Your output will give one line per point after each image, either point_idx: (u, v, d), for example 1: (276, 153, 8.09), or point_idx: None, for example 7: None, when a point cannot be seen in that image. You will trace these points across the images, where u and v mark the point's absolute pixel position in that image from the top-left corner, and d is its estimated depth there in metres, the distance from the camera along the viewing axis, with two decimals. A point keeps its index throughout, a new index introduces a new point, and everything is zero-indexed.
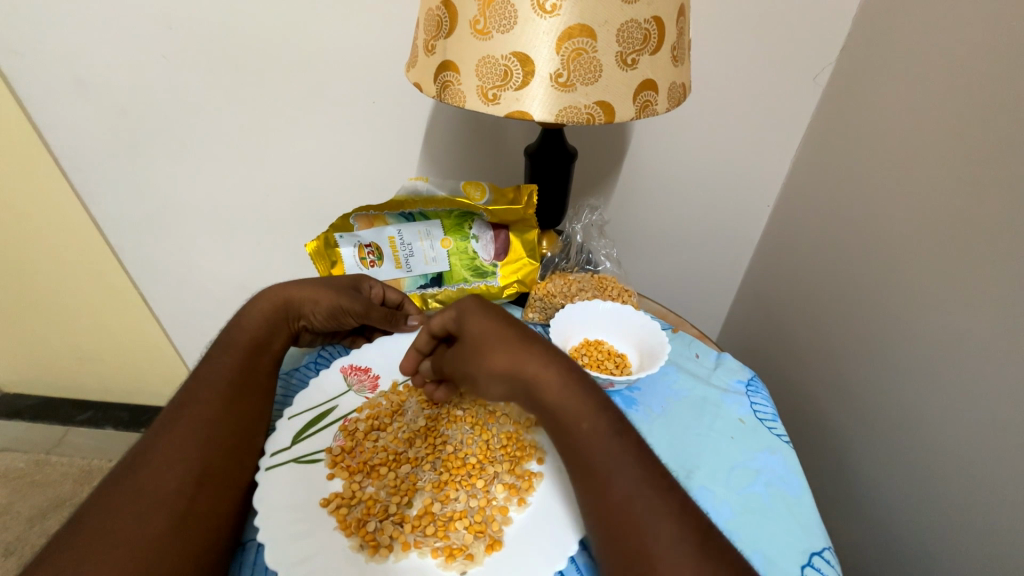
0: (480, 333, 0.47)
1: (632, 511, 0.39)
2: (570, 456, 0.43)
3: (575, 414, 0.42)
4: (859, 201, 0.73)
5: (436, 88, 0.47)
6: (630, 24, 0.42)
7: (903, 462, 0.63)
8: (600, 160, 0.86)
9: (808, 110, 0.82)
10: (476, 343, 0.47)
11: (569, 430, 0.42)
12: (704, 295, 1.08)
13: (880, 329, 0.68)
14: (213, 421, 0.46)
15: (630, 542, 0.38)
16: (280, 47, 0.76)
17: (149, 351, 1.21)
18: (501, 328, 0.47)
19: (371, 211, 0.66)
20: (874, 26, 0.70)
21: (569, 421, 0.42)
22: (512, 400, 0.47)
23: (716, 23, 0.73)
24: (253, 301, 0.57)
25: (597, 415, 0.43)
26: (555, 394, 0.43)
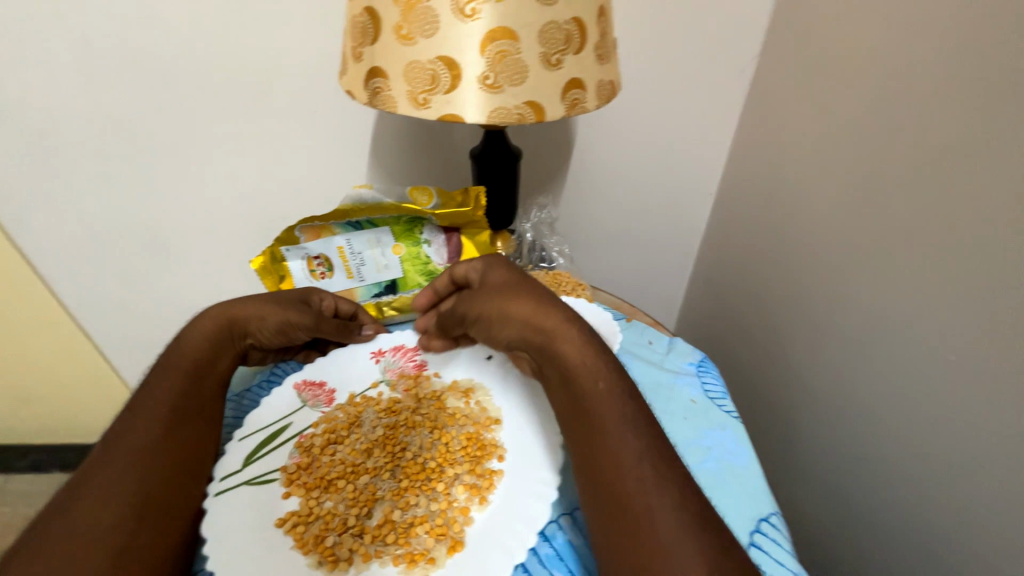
0: (512, 288, 0.50)
1: (621, 456, 0.41)
2: (578, 409, 0.44)
3: (587, 372, 0.45)
4: (790, 186, 0.77)
5: (367, 94, 0.47)
6: (551, 25, 0.43)
7: (845, 426, 0.68)
8: (548, 159, 0.87)
9: (738, 102, 0.87)
10: (504, 296, 0.50)
11: (583, 384, 0.44)
12: (659, 284, 1.11)
13: (815, 305, 0.72)
14: (153, 450, 0.44)
15: (622, 505, 0.40)
16: (214, 60, 0.74)
17: (93, 386, 1.14)
18: (523, 290, 0.50)
19: (317, 222, 0.65)
20: (791, 21, 0.75)
21: (585, 375, 0.44)
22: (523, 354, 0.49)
23: (647, 22, 0.76)
24: (194, 321, 0.55)
25: (613, 377, 0.45)
26: (575, 350, 0.45)
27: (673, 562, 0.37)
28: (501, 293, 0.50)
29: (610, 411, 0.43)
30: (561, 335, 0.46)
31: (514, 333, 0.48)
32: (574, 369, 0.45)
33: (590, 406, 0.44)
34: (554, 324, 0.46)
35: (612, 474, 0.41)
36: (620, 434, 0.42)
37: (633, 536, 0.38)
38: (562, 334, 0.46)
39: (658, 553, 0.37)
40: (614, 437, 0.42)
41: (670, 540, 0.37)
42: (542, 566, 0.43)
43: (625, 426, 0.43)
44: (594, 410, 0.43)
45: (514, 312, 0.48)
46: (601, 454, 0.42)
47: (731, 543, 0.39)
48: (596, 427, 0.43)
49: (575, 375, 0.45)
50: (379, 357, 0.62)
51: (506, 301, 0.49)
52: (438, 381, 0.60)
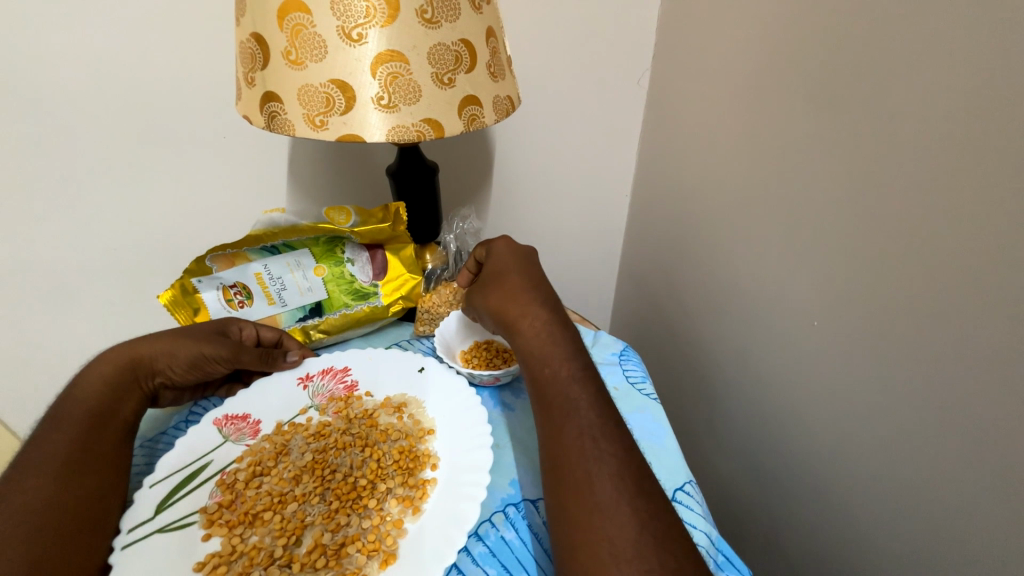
0: (495, 276, 0.61)
1: (574, 407, 0.48)
2: (537, 383, 0.52)
3: (543, 351, 0.53)
4: (688, 184, 0.85)
5: (263, 119, 0.47)
6: (439, 47, 0.45)
7: (759, 395, 0.75)
8: (470, 172, 0.90)
9: (639, 109, 0.95)
10: (489, 284, 0.61)
11: (542, 359, 0.53)
12: (590, 284, 1.17)
13: (722, 289, 0.80)
14: (44, 509, 0.41)
15: (567, 471, 0.44)
16: (108, 89, 0.70)
17: None
18: (500, 281, 0.60)
19: (229, 250, 0.63)
20: (672, 39, 0.84)
21: (543, 353, 0.53)
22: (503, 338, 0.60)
23: (548, 42, 0.81)
24: (91, 366, 0.52)
25: (567, 359, 0.52)
26: (534, 331, 0.55)
27: (600, 501, 0.42)
28: (502, 278, 0.60)
29: (563, 383, 0.50)
30: (541, 315, 0.56)
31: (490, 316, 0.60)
32: (531, 347, 0.54)
33: (547, 380, 0.51)
34: (516, 309, 0.57)
35: (561, 422, 0.48)
36: (577, 390, 0.50)
37: (575, 473, 0.44)
38: (522, 316, 0.56)
39: (591, 488, 0.43)
40: (565, 405, 0.49)
41: (602, 480, 0.43)
42: (477, 566, 0.45)
43: (576, 398, 0.49)
44: (550, 383, 0.51)
45: (489, 299, 0.60)
46: (558, 405, 0.49)
47: (646, 505, 0.42)
48: (552, 397, 0.50)
49: (550, 345, 0.53)
50: (307, 382, 0.61)
51: (502, 286, 0.59)
52: (369, 399, 0.60)
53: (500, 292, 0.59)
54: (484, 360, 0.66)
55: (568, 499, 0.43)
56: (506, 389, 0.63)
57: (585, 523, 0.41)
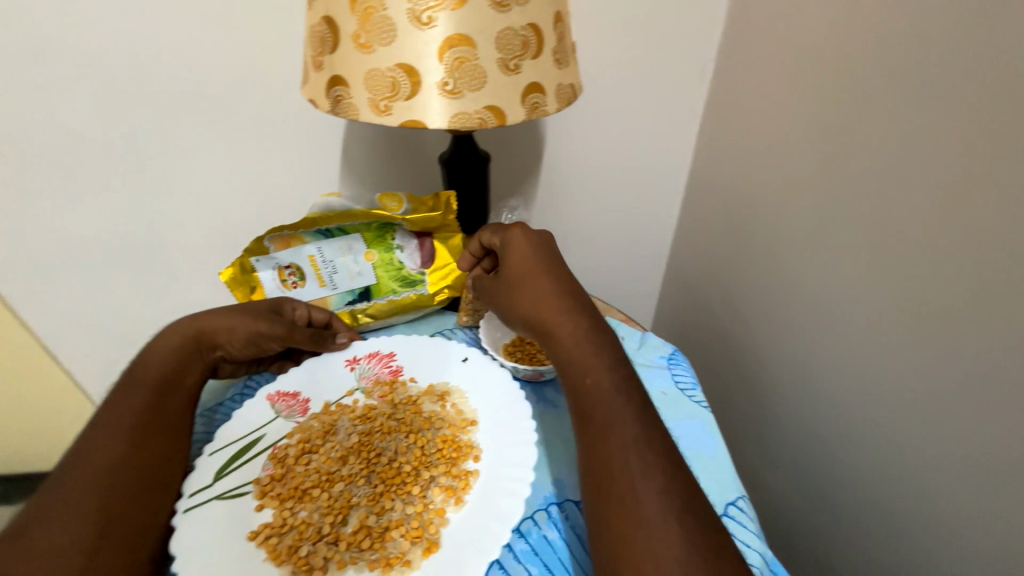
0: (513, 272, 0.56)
1: (617, 422, 0.45)
2: (576, 395, 0.49)
3: (582, 362, 0.50)
4: (752, 183, 0.80)
5: (329, 103, 0.47)
6: (507, 31, 0.44)
7: (819, 411, 0.70)
8: (519, 163, 0.89)
9: (700, 102, 0.90)
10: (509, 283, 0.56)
11: (581, 371, 0.49)
12: (635, 283, 1.14)
13: (784, 296, 0.75)
14: (117, 468, 0.43)
15: (612, 488, 0.42)
16: (177, 71, 0.72)
17: (57, 413, 1.09)
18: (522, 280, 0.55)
19: (286, 232, 0.64)
20: (744, 28, 0.78)
21: (582, 364, 0.49)
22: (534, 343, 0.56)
23: (608, 30, 0.78)
24: (159, 336, 0.54)
25: (608, 370, 0.49)
26: (571, 340, 0.51)
27: (647, 519, 0.40)
28: (527, 277, 0.55)
29: (604, 397, 0.47)
30: (578, 322, 0.52)
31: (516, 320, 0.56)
32: (569, 357, 0.51)
33: (587, 394, 0.48)
34: (550, 316, 0.52)
35: (603, 438, 0.45)
36: (620, 403, 0.47)
37: (618, 485, 0.42)
38: (556, 324, 0.52)
39: (637, 505, 0.41)
40: (608, 421, 0.46)
41: (647, 492, 0.41)
42: (519, 563, 0.44)
43: (620, 412, 0.46)
44: (590, 398, 0.48)
45: (514, 303, 0.55)
46: (599, 420, 0.46)
47: (695, 525, 0.40)
48: (593, 412, 0.47)
49: (587, 356, 0.50)
50: (354, 364, 0.62)
51: (528, 288, 0.54)
52: (413, 386, 0.60)
53: (528, 296, 0.54)
54: (528, 355, 0.65)
55: (613, 516, 0.41)
56: (549, 385, 0.62)
57: (630, 539, 0.39)
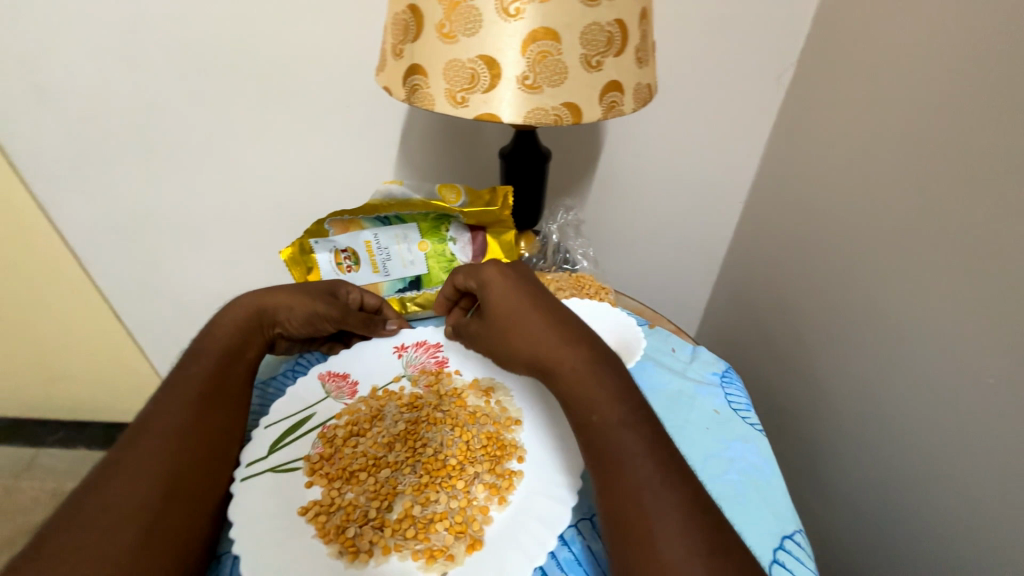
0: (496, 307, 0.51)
1: (627, 458, 0.41)
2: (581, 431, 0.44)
3: (583, 396, 0.44)
4: (825, 199, 0.76)
5: (405, 91, 0.47)
6: (593, 27, 0.43)
7: (880, 447, 0.66)
8: (576, 161, 0.87)
9: (773, 109, 0.85)
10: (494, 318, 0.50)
11: (582, 406, 0.44)
12: (681, 292, 1.10)
13: (852, 321, 0.70)
14: (184, 432, 0.45)
15: (630, 530, 0.39)
16: (250, 52, 0.73)
17: (120, 366, 1.18)
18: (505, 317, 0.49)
19: (346, 216, 0.65)
20: (832, 33, 0.73)
21: (582, 399, 0.44)
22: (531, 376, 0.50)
23: (684, 30, 0.75)
24: (225, 309, 0.56)
25: (611, 401, 0.44)
26: (569, 374, 0.45)
27: (669, 560, 0.37)
28: (504, 311, 0.50)
29: (609, 434, 0.43)
30: (570, 351, 0.46)
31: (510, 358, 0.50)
32: (570, 394, 0.45)
33: (592, 430, 0.43)
34: (544, 352, 0.47)
35: (614, 477, 0.41)
36: (627, 437, 0.42)
37: (634, 526, 0.39)
38: (552, 360, 0.46)
39: (657, 546, 0.38)
40: (617, 459, 0.42)
41: (666, 537, 0.38)
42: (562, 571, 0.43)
43: (630, 448, 0.42)
44: (596, 435, 0.43)
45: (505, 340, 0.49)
46: (608, 457, 0.42)
47: (730, 564, 0.37)
48: (600, 450, 0.43)
49: (586, 391, 0.44)
50: (402, 352, 0.62)
51: (513, 326, 0.49)
52: (458, 378, 0.60)
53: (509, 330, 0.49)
54: None
55: (634, 558, 0.38)
56: None
57: None
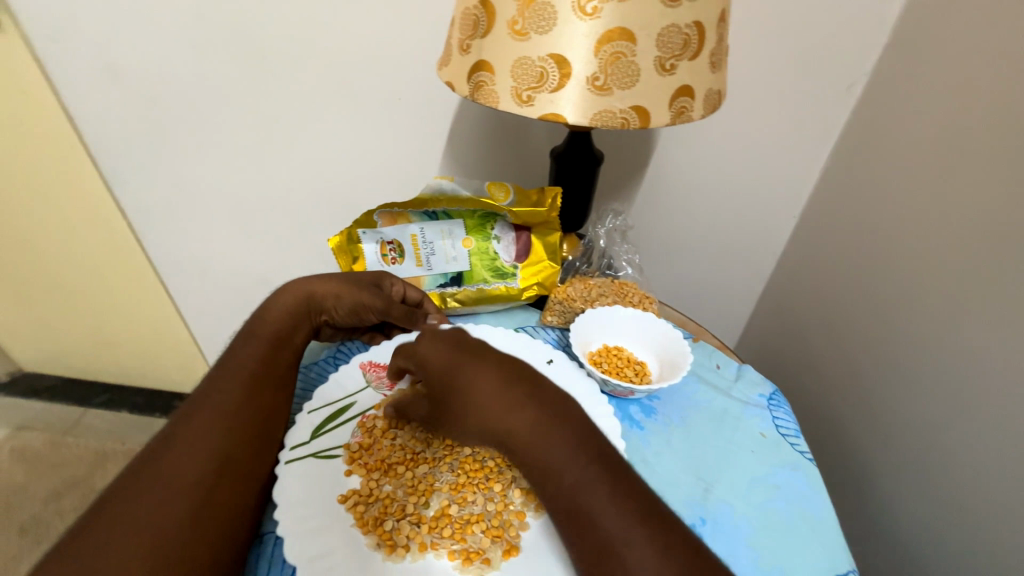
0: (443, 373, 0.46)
1: (597, 519, 0.38)
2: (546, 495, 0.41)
3: (544, 462, 0.41)
4: (894, 219, 0.71)
5: (469, 87, 0.47)
6: (671, 29, 0.41)
7: (940, 487, 0.61)
8: (625, 166, 0.84)
9: (841, 120, 0.80)
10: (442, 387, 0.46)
11: (543, 471, 0.41)
12: (722, 305, 1.06)
13: (916, 352, 0.66)
14: (234, 413, 0.47)
15: None
16: (311, 42, 0.74)
17: (166, 337, 1.23)
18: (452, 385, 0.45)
19: (395, 208, 0.66)
20: (915, 42, 0.68)
21: (543, 464, 0.41)
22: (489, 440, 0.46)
23: (752, 33, 0.71)
24: (276, 294, 0.57)
25: (570, 459, 0.40)
26: (525, 441, 0.41)
27: None
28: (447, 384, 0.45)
29: (574, 498, 0.39)
30: (516, 414, 0.42)
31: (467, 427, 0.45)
32: (532, 460, 0.41)
33: (558, 494, 0.40)
34: (497, 421, 0.42)
35: (588, 541, 0.38)
36: (592, 495, 0.39)
37: None
38: (507, 429, 0.42)
39: None
40: (587, 523, 0.39)
41: None
42: None
43: (598, 510, 0.39)
44: (562, 498, 0.40)
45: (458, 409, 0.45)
46: (579, 520, 0.39)
47: None
48: (568, 514, 0.40)
49: (540, 458, 0.41)
50: None
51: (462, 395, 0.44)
52: None
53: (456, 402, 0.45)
54: (615, 368, 0.61)
55: None
56: (636, 404, 0.59)
57: None
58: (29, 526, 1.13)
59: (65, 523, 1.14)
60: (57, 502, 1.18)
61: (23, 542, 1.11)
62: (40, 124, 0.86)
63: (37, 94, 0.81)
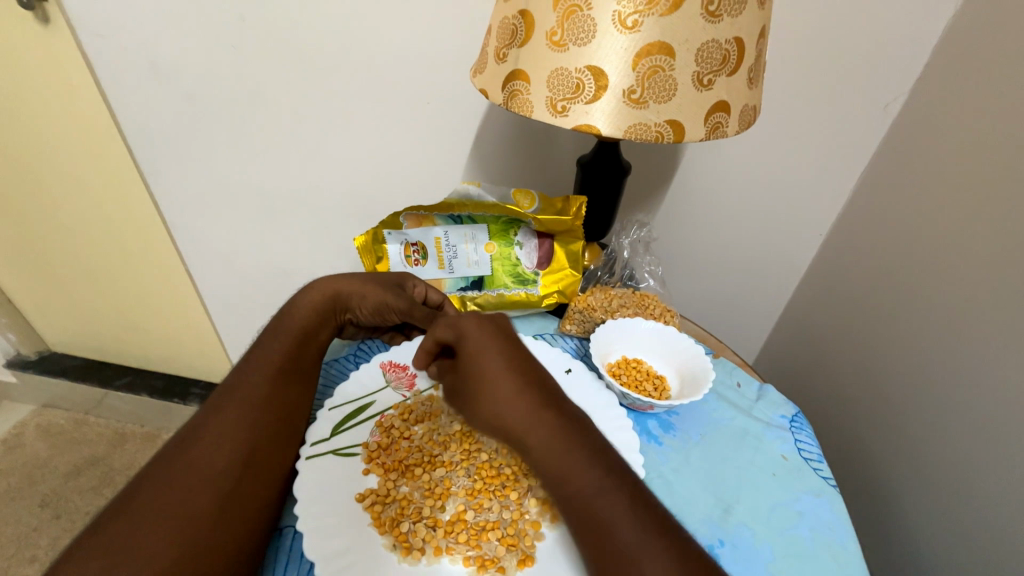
0: (469, 366, 0.45)
1: (613, 531, 0.38)
2: (560, 501, 0.41)
3: (565, 472, 0.40)
4: (931, 241, 0.69)
5: (503, 96, 0.47)
6: (711, 44, 0.41)
7: (970, 522, 0.59)
8: (650, 177, 0.84)
9: (875, 139, 0.78)
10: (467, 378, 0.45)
11: (562, 477, 0.40)
12: (742, 320, 1.05)
13: (948, 380, 0.63)
14: (260, 406, 0.47)
15: None
16: (345, 45, 0.76)
17: (188, 325, 1.26)
18: (485, 371, 0.44)
19: (422, 211, 0.67)
20: (958, 61, 0.66)
21: (563, 472, 0.40)
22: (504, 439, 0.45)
23: (788, 47, 0.70)
24: (303, 290, 0.58)
25: (592, 469, 0.40)
26: (547, 447, 0.40)
27: None
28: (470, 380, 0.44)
29: (592, 510, 0.39)
30: (544, 422, 0.41)
31: (485, 423, 0.43)
32: (551, 469, 0.40)
33: (575, 504, 0.40)
34: (523, 419, 0.41)
35: (598, 549, 0.38)
36: (610, 509, 0.39)
37: None
38: (530, 431, 0.41)
39: None
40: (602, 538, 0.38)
41: None
42: None
43: (613, 526, 0.38)
44: (578, 510, 0.40)
45: (481, 402, 0.43)
46: (591, 529, 0.39)
47: None
48: (584, 525, 0.39)
49: (556, 466, 0.40)
50: None
51: (488, 389, 0.43)
52: None
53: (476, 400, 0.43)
54: (633, 381, 0.60)
55: None
56: (654, 419, 0.58)
57: None
58: (50, 501, 1.17)
59: (84, 500, 1.18)
60: (77, 479, 1.22)
61: (43, 516, 1.14)
62: (82, 115, 0.89)
63: (81, 86, 0.84)
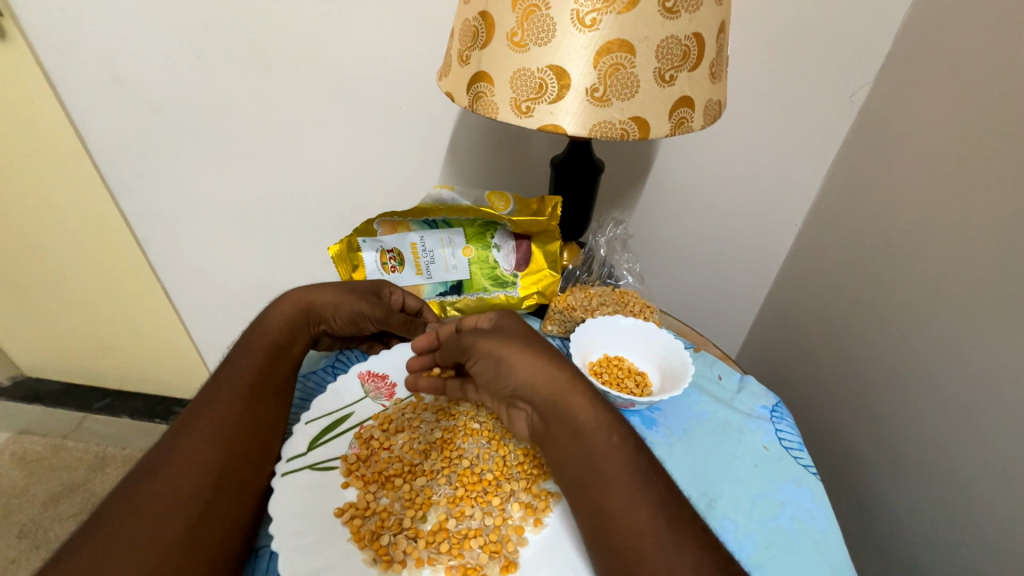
0: (513, 334, 0.49)
1: (634, 490, 0.40)
2: (581, 463, 0.42)
3: (594, 431, 0.43)
4: (900, 226, 0.70)
5: (468, 98, 0.47)
6: (670, 40, 0.41)
7: (950, 502, 0.60)
8: (626, 175, 0.84)
9: (841, 130, 0.80)
10: (508, 340, 0.48)
11: (592, 437, 0.42)
12: (724, 313, 1.06)
13: (923, 364, 0.65)
14: (231, 424, 0.46)
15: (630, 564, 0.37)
16: (313, 52, 0.75)
17: (167, 342, 1.23)
18: (526, 337, 0.49)
19: (395, 217, 0.65)
20: (917, 50, 0.68)
21: (595, 430, 0.42)
22: (527, 404, 0.46)
23: (756, 41, 0.71)
24: (276, 303, 0.57)
25: (621, 431, 0.43)
26: (581, 407, 0.43)
27: None
28: (489, 343, 0.48)
29: (618, 469, 0.41)
30: (581, 385, 0.45)
31: (518, 380, 0.46)
32: (581, 427, 0.43)
33: (599, 465, 0.41)
34: (561, 378, 0.45)
35: (617, 509, 0.39)
36: (634, 469, 0.41)
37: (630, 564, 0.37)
38: (567, 390, 0.44)
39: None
40: (626, 497, 0.39)
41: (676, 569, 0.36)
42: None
43: (637, 485, 0.40)
44: (603, 471, 0.41)
45: (522, 358, 0.46)
46: (613, 490, 0.40)
47: None
48: (605, 486, 0.40)
49: (569, 414, 0.43)
50: None
51: (532, 350, 0.46)
52: None
53: (494, 358, 0.47)
54: (615, 379, 0.60)
55: None
56: (636, 416, 0.58)
57: None
58: (29, 530, 1.13)
59: (64, 527, 1.13)
60: (56, 506, 1.17)
61: (22, 547, 1.10)
62: (44, 130, 0.86)
63: (43, 102, 0.82)
